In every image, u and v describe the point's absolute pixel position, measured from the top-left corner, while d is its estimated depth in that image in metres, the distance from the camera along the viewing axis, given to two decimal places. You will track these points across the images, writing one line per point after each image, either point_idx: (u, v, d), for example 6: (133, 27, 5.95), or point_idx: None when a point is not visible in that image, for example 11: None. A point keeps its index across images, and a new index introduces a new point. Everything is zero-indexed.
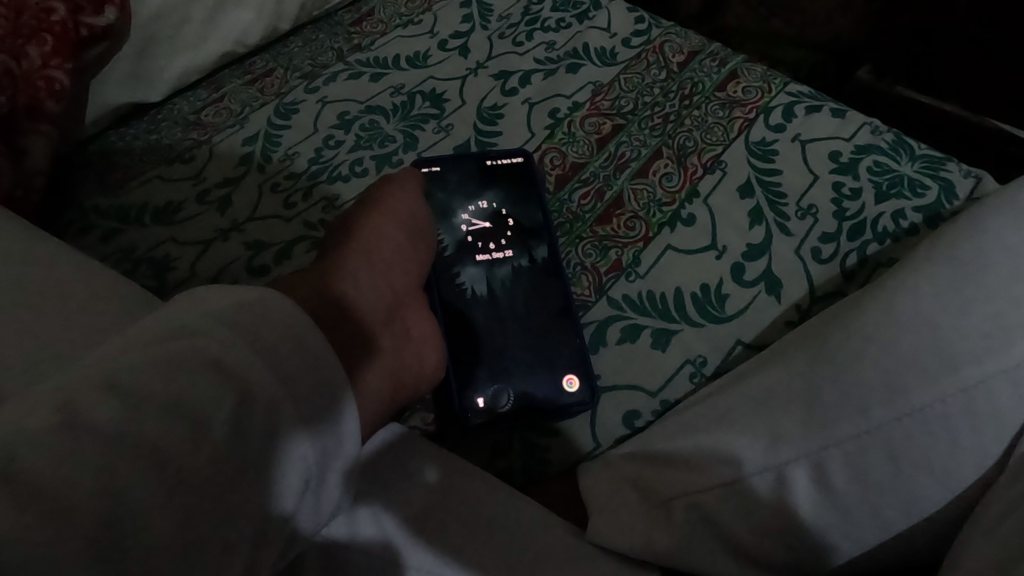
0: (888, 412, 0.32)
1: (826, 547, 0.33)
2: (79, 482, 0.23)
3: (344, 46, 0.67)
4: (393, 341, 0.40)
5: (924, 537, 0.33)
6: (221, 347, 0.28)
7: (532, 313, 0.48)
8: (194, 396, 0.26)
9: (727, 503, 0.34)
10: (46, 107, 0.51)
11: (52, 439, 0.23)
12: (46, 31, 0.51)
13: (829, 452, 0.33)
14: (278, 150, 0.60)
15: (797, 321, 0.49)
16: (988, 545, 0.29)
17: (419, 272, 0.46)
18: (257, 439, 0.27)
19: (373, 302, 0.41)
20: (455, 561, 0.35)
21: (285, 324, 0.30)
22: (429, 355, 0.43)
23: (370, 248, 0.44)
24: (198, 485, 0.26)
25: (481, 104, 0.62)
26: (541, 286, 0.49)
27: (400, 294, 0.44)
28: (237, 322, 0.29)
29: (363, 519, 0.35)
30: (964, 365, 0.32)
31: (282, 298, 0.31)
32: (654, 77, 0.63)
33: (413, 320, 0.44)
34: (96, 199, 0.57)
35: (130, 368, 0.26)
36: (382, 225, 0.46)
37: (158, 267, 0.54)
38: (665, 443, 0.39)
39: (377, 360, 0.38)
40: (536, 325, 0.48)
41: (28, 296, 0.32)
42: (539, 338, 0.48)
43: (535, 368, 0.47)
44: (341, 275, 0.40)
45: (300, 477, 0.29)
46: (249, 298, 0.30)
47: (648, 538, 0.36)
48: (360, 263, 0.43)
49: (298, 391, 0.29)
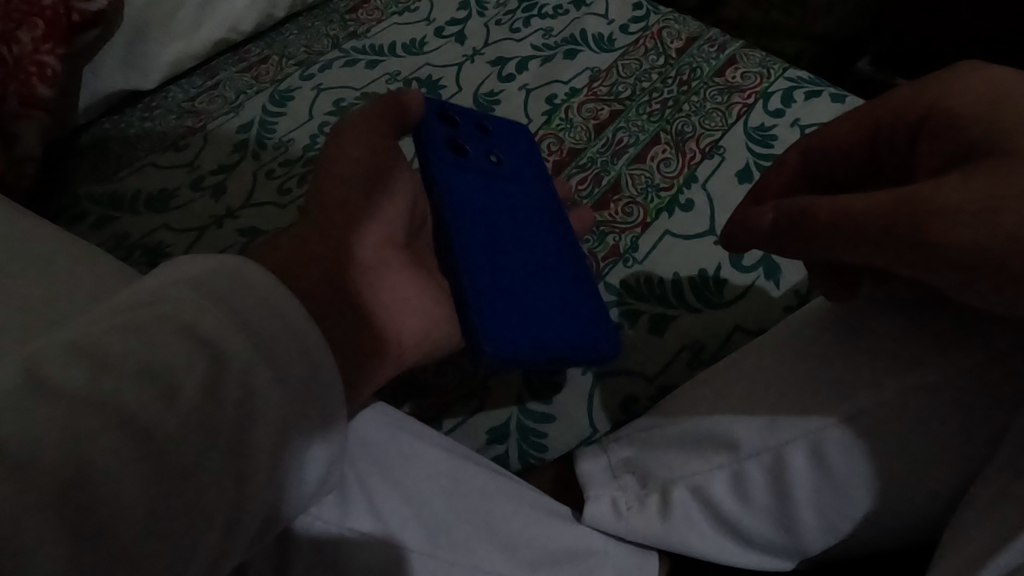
0: (890, 393, 0.32)
1: (825, 528, 0.33)
2: (62, 453, 0.22)
3: (340, 33, 0.67)
4: (368, 315, 0.39)
5: (926, 517, 0.32)
6: (207, 324, 0.28)
7: (525, 205, 0.47)
8: (180, 371, 0.26)
9: (723, 487, 0.34)
10: (37, 92, 0.51)
11: (33, 411, 0.23)
12: (36, 15, 0.50)
13: (828, 431, 0.32)
14: (273, 136, 0.59)
15: (796, 306, 0.49)
16: (991, 522, 0.29)
17: (391, 230, 0.44)
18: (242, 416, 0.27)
19: (348, 270, 0.39)
20: (451, 543, 0.34)
21: (263, 295, 0.30)
22: (409, 320, 0.42)
23: (329, 212, 0.41)
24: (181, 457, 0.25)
25: (479, 90, 0.61)
26: (516, 184, 0.48)
27: (372, 257, 0.41)
28: (216, 293, 0.29)
29: (360, 509, 0.33)
30: (968, 343, 0.31)
31: (259, 272, 0.31)
32: (652, 63, 0.63)
33: (390, 287, 0.42)
34: (89, 186, 0.57)
35: (114, 342, 0.26)
36: (339, 181, 0.42)
37: (152, 253, 0.53)
38: (662, 425, 0.38)
39: (344, 330, 0.37)
40: (514, 221, 0.46)
41: (13, 275, 0.31)
42: (561, 246, 0.46)
43: (495, 271, 0.42)
44: (299, 248, 0.38)
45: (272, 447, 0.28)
46: (229, 268, 0.30)
47: (642, 522, 0.37)
48: (321, 233, 0.39)
49: (280, 368, 0.29)
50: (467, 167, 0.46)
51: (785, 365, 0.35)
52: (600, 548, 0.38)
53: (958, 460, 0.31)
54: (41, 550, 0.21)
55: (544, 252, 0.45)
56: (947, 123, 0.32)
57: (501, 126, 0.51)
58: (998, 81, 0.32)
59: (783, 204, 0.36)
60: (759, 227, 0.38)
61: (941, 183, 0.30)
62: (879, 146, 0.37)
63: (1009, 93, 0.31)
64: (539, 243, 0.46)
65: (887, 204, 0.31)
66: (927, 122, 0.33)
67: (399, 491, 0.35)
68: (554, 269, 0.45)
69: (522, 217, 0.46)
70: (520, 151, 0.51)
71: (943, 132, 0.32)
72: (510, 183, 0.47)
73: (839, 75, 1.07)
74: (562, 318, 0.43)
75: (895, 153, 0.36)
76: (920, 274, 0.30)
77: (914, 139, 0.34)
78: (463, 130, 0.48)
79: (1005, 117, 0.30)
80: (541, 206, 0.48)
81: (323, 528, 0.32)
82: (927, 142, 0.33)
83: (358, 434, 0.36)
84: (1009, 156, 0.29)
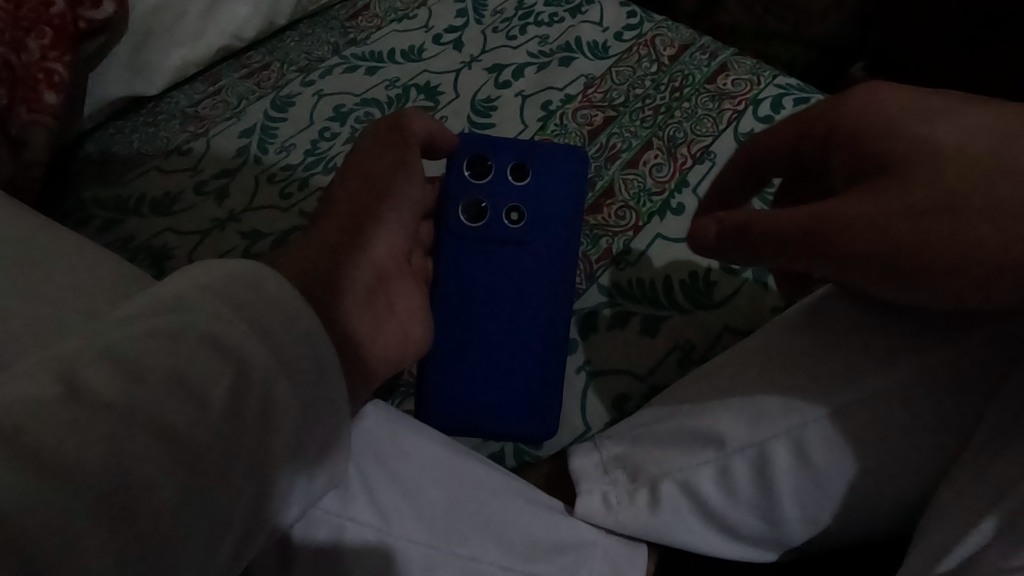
0: (863, 391, 0.33)
1: (804, 518, 0.34)
2: (84, 452, 0.23)
3: (340, 40, 0.68)
4: (374, 323, 0.41)
5: (901, 507, 0.34)
6: (224, 328, 0.27)
7: (529, 266, 0.46)
8: (193, 372, 0.26)
9: (707, 480, 0.36)
10: (45, 98, 0.52)
11: (59, 411, 0.23)
12: (45, 23, 0.52)
13: (808, 427, 0.34)
14: (274, 142, 0.61)
15: (784, 308, 0.50)
16: (952, 512, 0.31)
17: (405, 242, 0.46)
18: (255, 416, 0.28)
19: (362, 278, 0.41)
20: (446, 535, 0.35)
21: (279, 302, 0.29)
22: (411, 326, 0.43)
23: (352, 220, 0.43)
24: (197, 458, 0.26)
25: (476, 97, 0.63)
26: (529, 247, 0.47)
27: (386, 265, 0.44)
28: (236, 301, 0.28)
29: (360, 502, 0.34)
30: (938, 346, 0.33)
31: (279, 279, 0.30)
32: (645, 70, 0.64)
33: (399, 296, 0.44)
34: (95, 190, 0.58)
35: (133, 343, 0.25)
36: (363, 194, 0.45)
37: (156, 256, 0.55)
38: (654, 423, 0.39)
39: (353, 341, 0.38)
40: (506, 292, 0.46)
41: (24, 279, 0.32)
42: (555, 321, 0.46)
43: (469, 338, 0.45)
44: (321, 253, 0.40)
45: (288, 445, 0.29)
46: (243, 272, 0.29)
47: (630, 516, 0.38)
48: (347, 237, 0.42)
49: (293, 372, 0.29)
50: (477, 235, 0.47)
51: (769, 363, 0.37)
52: (591, 539, 0.39)
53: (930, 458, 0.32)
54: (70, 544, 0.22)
55: (528, 324, 0.45)
56: (852, 137, 0.37)
57: (548, 162, 0.48)
58: (900, 98, 0.36)
59: (726, 218, 0.39)
60: (702, 239, 0.41)
61: (859, 200, 0.34)
62: (801, 152, 0.41)
63: (905, 108, 0.36)
64: (528, 314, 0.45)
65: (818, 215, 0.35)
66: (835, 133, 0.38)
67: (396, 487, 0.36)
68: (531, 346, 0.45)
69: (512, 287, 0.46)
70: (560, 190, 0.48)
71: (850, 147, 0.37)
72: (522, 249, 0.47)
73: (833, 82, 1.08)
74: (523, 389, 0.45)
75: (812, 157, 0.40)
76: (840, 277, 0.35)
77: (826, 145, 0.39)
78: (491, 182, 0.48)
79: (904, 135, 0.35)
80: (547, 273, 0.46)
81: (326, 518, 0.34)
82: (843, 156, 0.37)
83: (359, 432, 0.37)
84: (906, 172, 0.34)
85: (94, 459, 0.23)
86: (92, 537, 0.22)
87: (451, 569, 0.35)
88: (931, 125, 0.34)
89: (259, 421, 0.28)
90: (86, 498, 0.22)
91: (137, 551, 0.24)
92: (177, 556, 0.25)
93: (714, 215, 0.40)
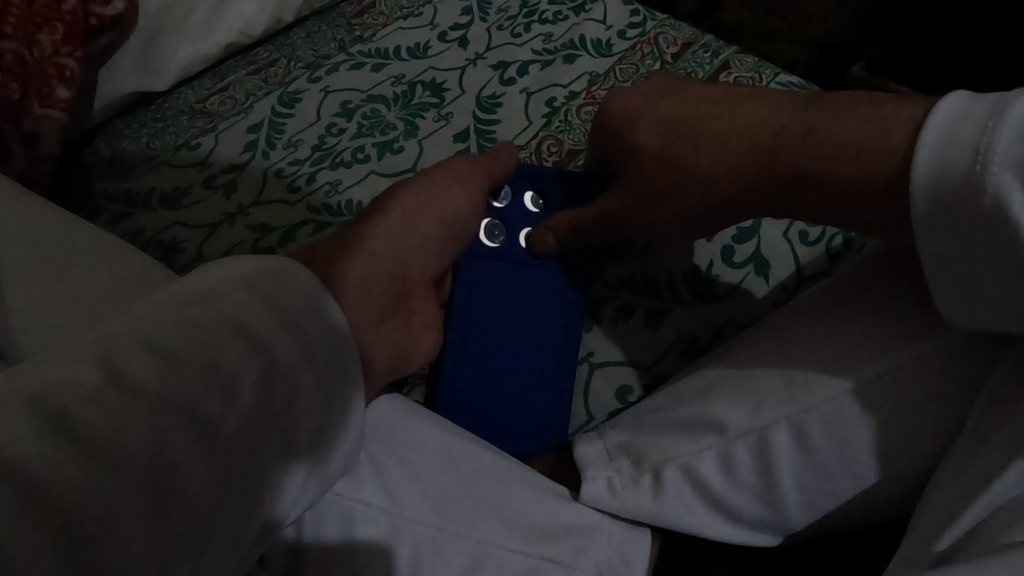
0: (864, 374, 0.35)
1: (806, 503, 0.36)
2: (124, 439, 0.24)
3: (346, 37, 0.69)
4: (397, 337, 0.40)
5: (896, 487, 0.36)
6: (252, 317, 0.28)
7: (544, 280, 0.49)
8: (225, 362, 0.27)
9: (711, 466, 0.37)
10: (57, 93, 0.53)
11: (96, 398, 0.24)
12: (56, 19, 0.52)
13: (807, 413, 0.35)
14: (281, 138, 0.62)
15: (784, 301, 0.51)
16: (945, 496, 0.32)
17: (438, 265, 0.45)
18: (281, 403, 0.28)
19: (397, 294, 0.40)
20: (457, 519, 0.36)
21: (305, 290, 0.30)
22: (425, 343, 0.44)
23: (408, 241, 0.42)
24: (229, 443, 0.26)
25: (481, 93, 0.64)
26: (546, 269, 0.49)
27: (414, 282, 0.43)
28: (268, 294, 0.29)
29: (369, 486, 0.35)
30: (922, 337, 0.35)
31: (301, 269, 0.31)
32: (648, 68, 0.65)
33: (418, 312, 0.43)
34: (105, 183, 0.59)
35: (165, 330, 0.26)
36: (422, 208, 0.44)
37: (167, 249, 0.55)
38: (658, 413, 0.40)
39: (378, 348, 0.37)
40: (519, 304, 0.48)
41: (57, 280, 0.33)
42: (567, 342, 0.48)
43: (481, 345, 0.46)
44: (371, 265, 0.39)
45: (312, 429, 0.30)
46: (273, 268, 0.30)
47: (635, 500, 0.39)
48: (395, 251, 0.41)
49: (314, 361, 0.30)
50: (496, 252, 0.49)
51: (772, 356, 0.38)
52: (597, 524, 0.40)
53: (919, 441, 0.34)
54: (115, 526, 0.23)
55: (534, 335, 0.47)
56: (612, 138, 0.48)
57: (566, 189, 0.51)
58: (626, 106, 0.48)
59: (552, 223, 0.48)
60: (547, 245, 0.48)
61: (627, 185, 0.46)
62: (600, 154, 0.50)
63: (634, 108, 0.47)
64: (547, 334, 0.47)
65: (595, 221, 0.47)
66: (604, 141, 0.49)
67: (408, 471, 0.37)
68: (536, 357, 0.47)
69: (529, 303, 0.48)
70: None
71: (615, 144, 0.48)
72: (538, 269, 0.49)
73: (835, 82, 1.09)
74: (533, 395, 0.46)
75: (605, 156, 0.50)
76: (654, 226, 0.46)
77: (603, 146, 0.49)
78: (510, 205, 0.50)
79: (626, 131, 0.47)
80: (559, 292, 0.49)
81: (339, 502, 0.35)
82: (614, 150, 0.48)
83: (371, 420, 0.38)
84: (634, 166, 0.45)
85: (131, 445, 0.24)
86: (132, 519, 0.23)
87: (459, 550, 0.36)
88: (635, 122, 0.46)
89: (286, 407, 0.29)
90: (126, 484, 0.23)
91: (174, 532, 0.25)
92: (207, 538, 0.26)
93: (546, 225, 0.48)
